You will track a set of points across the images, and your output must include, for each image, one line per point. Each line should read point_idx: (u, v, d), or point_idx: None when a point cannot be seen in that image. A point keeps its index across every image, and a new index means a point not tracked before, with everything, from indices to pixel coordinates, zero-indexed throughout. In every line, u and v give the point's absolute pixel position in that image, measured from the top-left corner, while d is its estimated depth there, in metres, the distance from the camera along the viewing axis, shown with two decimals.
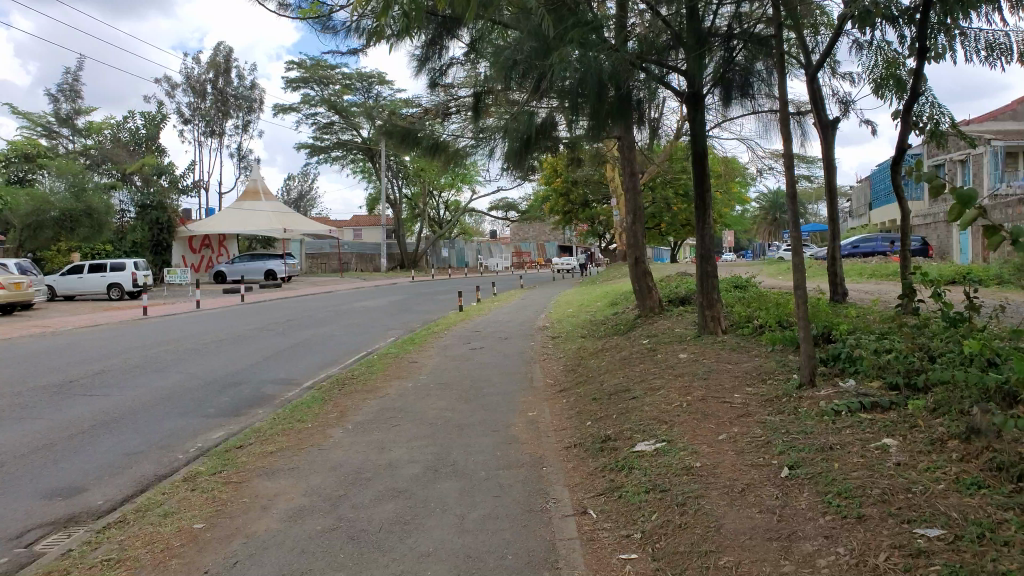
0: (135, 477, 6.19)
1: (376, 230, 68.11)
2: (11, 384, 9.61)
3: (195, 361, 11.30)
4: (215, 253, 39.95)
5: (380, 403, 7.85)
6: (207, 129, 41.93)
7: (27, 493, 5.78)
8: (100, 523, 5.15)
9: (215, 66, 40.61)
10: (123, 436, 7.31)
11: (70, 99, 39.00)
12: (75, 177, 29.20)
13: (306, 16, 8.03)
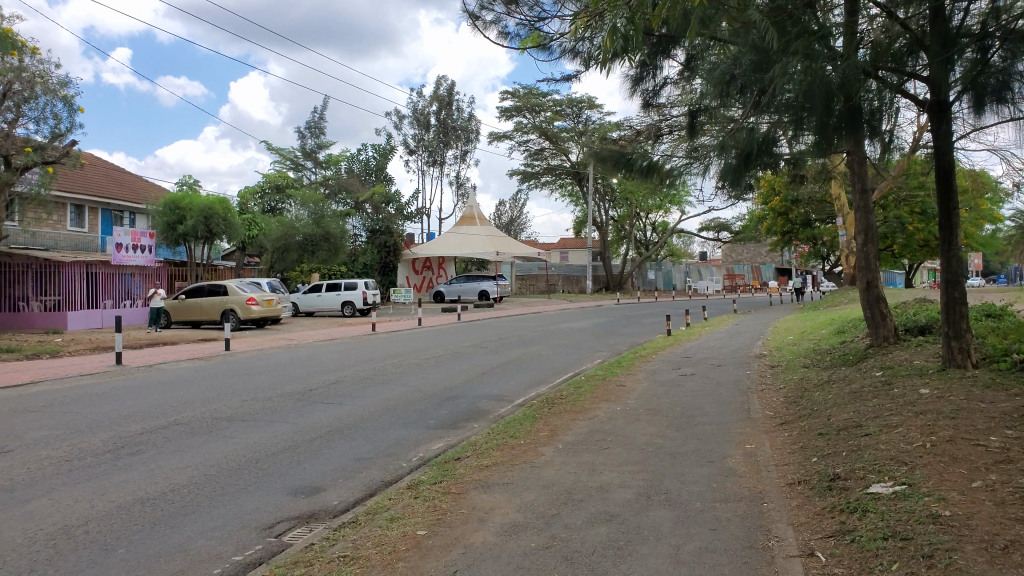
0: (365, 481, 6.68)
1: (584, 253, 69.08)
2: (264, 390, 10.82)
3: (416, 375, 12.05)
4: (434, 273, 42.51)
5: (589, 425, 7.88)
6: (429, 159, 44.93)
7: (276, 488, 6.44)
8: (337, 521, 5.61)
9: (438, 99, 43.65)
10: (355, 442, 7.94)
11: (315, 135, 43.59)
12: (316, 206, 32.49)
13: (526, 45, 8.35)
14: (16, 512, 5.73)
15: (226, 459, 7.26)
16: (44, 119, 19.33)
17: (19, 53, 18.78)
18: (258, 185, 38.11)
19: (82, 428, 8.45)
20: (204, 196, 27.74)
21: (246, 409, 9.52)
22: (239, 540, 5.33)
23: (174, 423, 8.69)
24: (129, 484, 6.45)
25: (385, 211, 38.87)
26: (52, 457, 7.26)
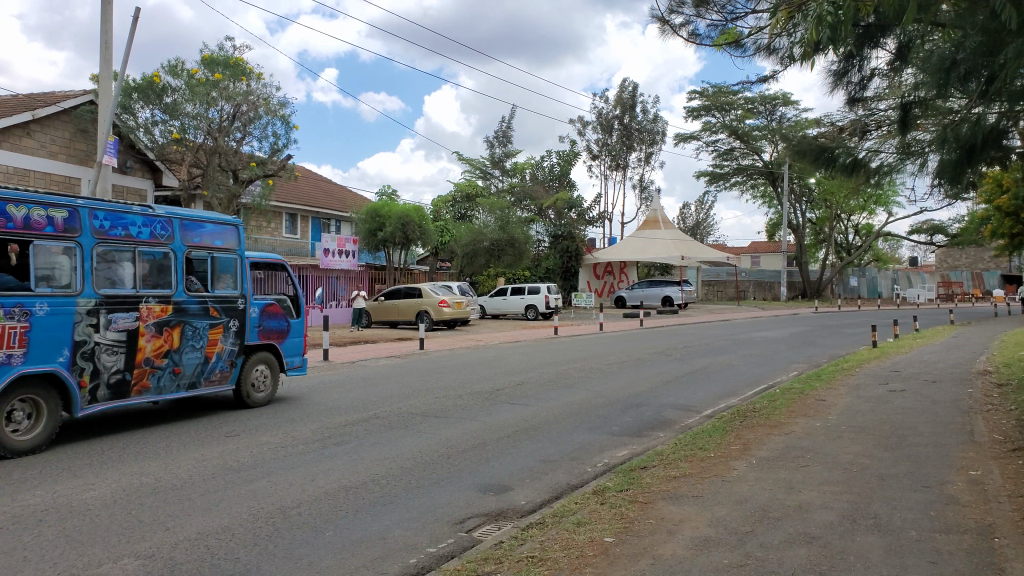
0: (551, 483, 6.74)
1: (777, 258, 65.76)
2: (455, 389, 11.26)
3: (601, 381, 12.02)
4: (617, 279, 42.25)
5: (785, 440, 7.44)
6: (613, 162, 44.80)
7: (466, 485, 6.67)
8: (525, 521, 5.71)
9: (622, 103, 43.53)
10: (540, 444, 8.03)
11: (502, 144, 44.88)
12: (502, 212, 33.41)
13: (719, 44, 8.08)
14: (241, 491, 6.35)
15: (420, 453, 7.63)
16: (266, 138, 21.41)
17: (248, 79, 20.92)
18: (449, 194, 39.89)
19: (295, 418, 9.23)
20: (400, 204, 29.43)
21: (438, 406, 9.95)
22: (433, 532, 5.55)
23: (374, 417, 9.26)
24: (335, 472, 6.95)
25: (569, 217, 39.23)
26: (270, 442, 7.99)
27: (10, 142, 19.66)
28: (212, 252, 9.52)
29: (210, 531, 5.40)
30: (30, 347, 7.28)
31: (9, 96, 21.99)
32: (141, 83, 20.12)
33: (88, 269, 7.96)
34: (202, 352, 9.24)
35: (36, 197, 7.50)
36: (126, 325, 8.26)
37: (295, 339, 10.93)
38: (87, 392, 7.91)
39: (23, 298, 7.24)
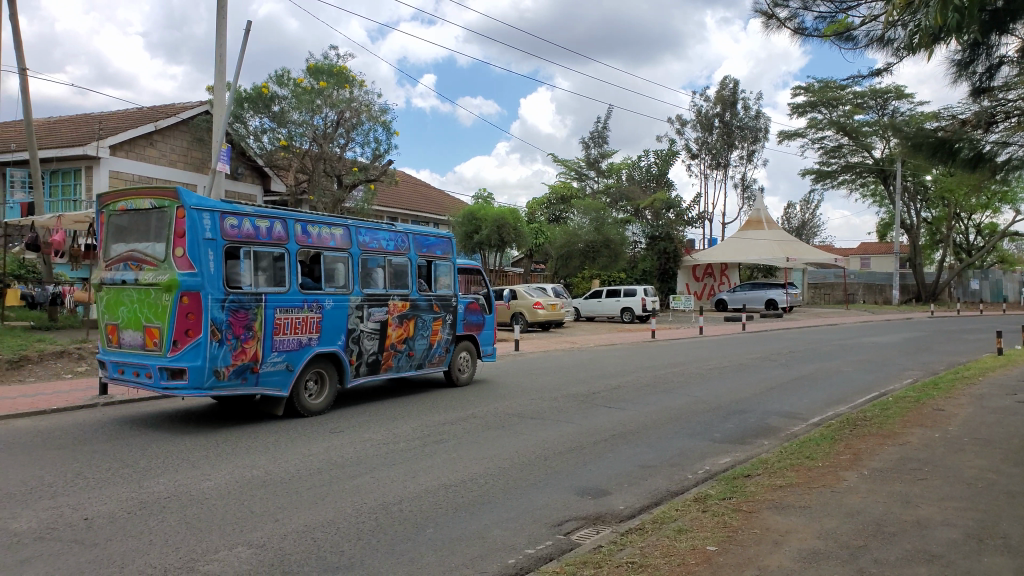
0: (650, 489, 6.62)
1: (889, 259, 62.64)
2: (551, 391, 11.25)
3: (701, 386, 11.73)
4: (716, 280, 41.13)
5: (901, 451, 7.06)
6: (713, 161, 43.81)
7: (564, 487, 6.64)
8: (624, 526, 5.63)
9: (722, 100, 42.54)
10: (638, 449, 7.92)
11: (598, 144, 44.60)
12: (597, 213, 33.10)
13: (828, 36, 7.75)
14: (345, 486, 6.53)
15: (519, 454, 7.65)
16: (368, 143, 22.08)
17: (350, 86, 21.67)
18: (545, 196, 39.96)
19: (395, 416, 9.44)
20: (496, 206, 29.72)
21: (535, 408, 9.95)
22: (531, 533, 5.55)
23: (472, 417, 9.36)
24: (435, 471, 7.06)
25: (666, 217, 38.56)
26: (372, 440, 8.21)
27: (135, 151, 21.02)
28: (433, 260, 11.72)
29: (317, 524, 5.58)
30: (322, 332, 9.64)
31: (135, 108, 23.52)
32: (251, 93, 21.16)
33: (355, 274, 10.28)
34: (428, 339, 11.50)
35: (325, 219, 9.87)
36: (379, 317, 10.58)
37: (489, 332, 13.03)
38: (352, 368, 10.24)
39: (319, 296, 9.58)
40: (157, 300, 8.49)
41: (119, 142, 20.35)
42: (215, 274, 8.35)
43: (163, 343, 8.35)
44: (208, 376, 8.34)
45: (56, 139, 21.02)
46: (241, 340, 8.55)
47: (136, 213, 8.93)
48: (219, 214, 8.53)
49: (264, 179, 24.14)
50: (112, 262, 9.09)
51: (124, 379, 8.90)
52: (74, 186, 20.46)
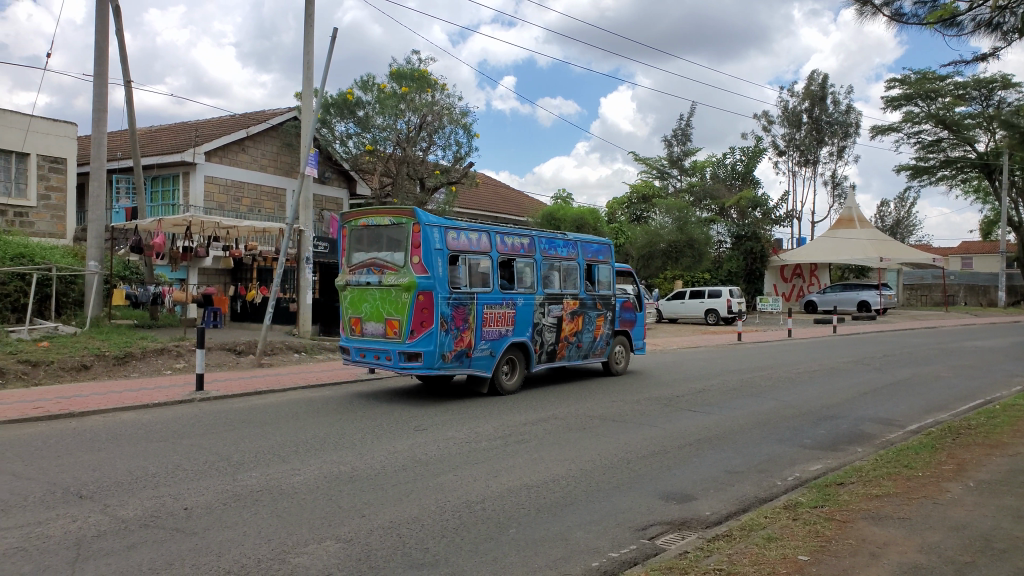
0: (738, 495, 6.46)
1: (993, 258, 59.31)
2: (633, 393, 11.14)
3: (789, 390, 11.38)
4: (806, 281, 40.13)
5: (1009, 463, 6.65)
6: (801, 158, 42.48)
7: (648, 491, 6.54)
8: (711, 532, 5.50)
9: (811, 95, 41.25)
10: (724, 454, 7.73)
11: (681, 142, 43.83)
12: (680, 212, 32.49)
13: (930, 23, 7.39)
14: (429, 484, 6.61)
15: (601, 457, 7.59)
16: (449, 146, 22.34)
17: (433, 90, 21.94)
18: (626, 195, 39.48)
19: (477, 415, 9.52)
20: (576, 206, 29.65)
21: (617, 410, 9.88)
22: (614, 537, 5.48)
23: (553, 418, 9.36)
24: (517, 471, 7.07)
25: (753, 216, 37.37)
26: (456, 438, 8.30)
27: (229, 157, 21.90)
28: (596, 263, 13.16)
29: (402, 521, 5.66)
30: (514, 324, 11.31)
31: (229, 116, 24.54)
32: (337, 100, 21.75)
33: (539, 275, 11.84)
34: (593, 333, 12.95)
35: (516, 230, 11.48)
36: (556, 313, 12.10)
37: (639, 328, 14.35)
38: (535, 355, 11.82)
39: (514, 294, 11.23)
40: (396, 298, 10.42)
41: (214, 148, 21.25)
42: (443, 277, 10.17)
43: (403, 332, 10.26)
44: (438, 359, 10.19)
45: (156, 147, 22.12)
46: (462, 330, 10.35)
47: (374, 228, 10.86)
48: (445, 228, 10.34)
49: (350, 183, 25.01)
50: (353, 267, 11.09)
51: (364, 361, 10.90)
52: (173, 191, 21.48)
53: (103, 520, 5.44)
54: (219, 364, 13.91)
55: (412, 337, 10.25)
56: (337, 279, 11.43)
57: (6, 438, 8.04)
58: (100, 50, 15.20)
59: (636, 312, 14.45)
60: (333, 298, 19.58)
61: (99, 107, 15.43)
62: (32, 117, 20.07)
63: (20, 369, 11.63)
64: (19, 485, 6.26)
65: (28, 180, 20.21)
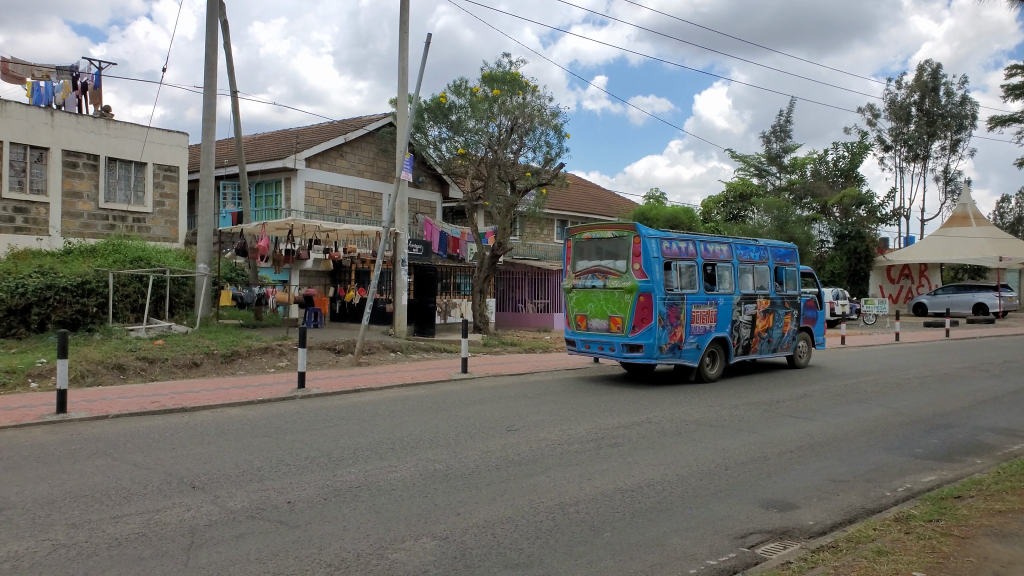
0: (843, 505, 6.18)
1: None
2: (730, 397, 10.85)
3: (899, 396, 10.82)
4: (915, 282, 37.98)
5: None
6: (910, 153, 40.45)
7: (747, 498, 6.35)
8: (815, 543, 5.29)
9: (921, 86, 39.50)
10: (828, 462, 7.42)
11: (780, 139, 42.40)
12: (779, 211, 31.67)
13: None
14: (522, 484, 6.62)
15: (698, 462, 7.42)
16: (539, 148, 22.38)
17: (524, 92, 21.95)
18: (722, 194, 38.43)
19: (569, 417, 9.49)
20: (669, 206, 29.24)
21: (714, 415, 9.65)
22: (712, 544, 5.35)
23: (647, 422, 9.22)
24: (611, 474, 7.00)
25: (858, 215, 35.99)
26: (549, 439, 8.29)
27: (328, 163, 22.64)
28: (784, 266, 14.61)
29: (496, 520, 5.69)
30: (715, 321, 12.97)
31: (328, 123, 25.39)
32: (432, 105, 22.85)
33: (736, 278, 13.48)
34: (782, 329, 14.40)
35: (715, 238, 13.15)
36: (750, 311, 13.69)
37: (821, 327, 15.64)
38: (733, 349, 13.45)
39: (716, 295, 12.92)
40: (619, 298, 12.43)
41: (314, 154, 22.04)
42: (661, 280, 12.06)
43: (626, 326, 12.24)
44: (656, 350, 12.07)
45: (261, 154, 23.10)
46: (675, 326, 12.17)
47: (598, 240, 12.96)
48: (661, 239, 12.23)
49: (442, 186, 25.91)
50: (579, 273, 13.25)
51: (589, 351, 13.01)
52: (276, 197, 22.39)
53: (214, 510, 5.70)
54: (320, 363, 14.40)
55: (633, 331, 12.20)
56: (563, 282, 13.63)
57: (125, 430, 8.54)
58: (209, 62, 16.01)
59: (818, 311, 15.77)
60: (425, 297, 19.83)
61: (209, 117, 16.26)
62: (149, 128, 21.34)
63: (138, 366, 12.36)
64: (138, 474, 6.64)
65: (145, 188, 21.48)
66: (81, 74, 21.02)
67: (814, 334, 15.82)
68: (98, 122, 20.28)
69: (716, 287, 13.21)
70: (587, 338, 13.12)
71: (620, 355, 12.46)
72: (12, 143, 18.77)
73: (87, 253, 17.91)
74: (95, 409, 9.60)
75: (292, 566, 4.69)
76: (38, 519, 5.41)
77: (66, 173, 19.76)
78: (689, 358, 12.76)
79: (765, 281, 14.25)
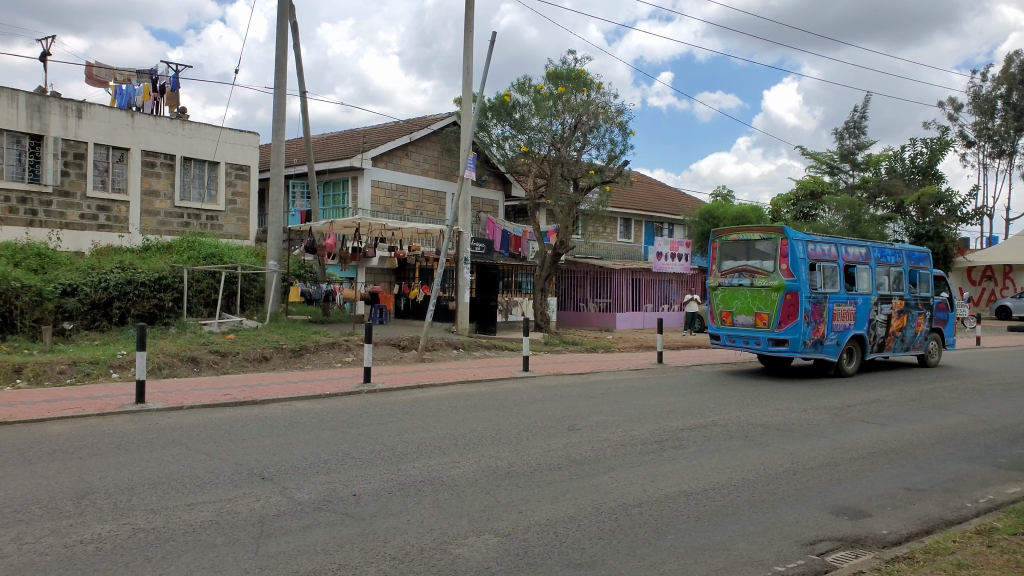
0: (920, 515, 5.95)
1: None
2: (799, 401, 10.56)
3: (979, 403, 10.36)
4: (997, 284, 36.41)
5: None
6: (995, 149, 38.67)
7: (816, 504, 6.17)
8: (889, 553, 5.10)
9: (1008, 78, 37.78)
10: (903, 470, 7.15)
11: (854, 135, 41.09)
12: (851, 209, 30.68)
13: None
14: (585, 484, 6.58)
15: (765, 466, 7.25)
16: (603, 145, 22.23)
17: (588, 88, 21.89)
18: (791, 192, 37.53)
19: (632, 418, 9.40)
20: (736, 204, 28.71)
21: (782, 418, 9.41)
22: (780, 550, 5.21)
23: (712, 424, 9.06)
24: (675, 476, 6.89)
25: (936, 213, 35.36)
26: (611, 439, 8.23)
27: (393, 162, 22.96)
28: (917, 269, 15.44)
29: (558, 519, 5.67)
30: (853, 319, 13.85)
31: (393, 123, 25.74)
32: (495, 103, 22.64)
33: (874, 279, 14.36)
34: (914, 328, 15.24)
35: (855, 242, 14.01)
36: (886, 311, 14.60)
37: (950, 327, 16.42)
38: (869, 346, 14.37)
39: (856, 295, 13.82)
40: (765, 296, 13.33)
41: (380, 154, 22.39)
42: (806, 280, 12.94)
43: (772, 322, 13.16)
44: (802, 344, 12.98)
45: (329, 154, 23.58)
46: (819, 323, 13.06)
47: (743, 241, 13.83)
48: (807, 241, 13.08)
49: (505, 185, 26.02)
50: (723, 271, 14.14)
51: (733, 345, 13.96)
52: (343, 195, 22.83)
53: (282, 500, 5.83)
54: (385, 358, 14.62)
55: (780, 326, 13.12)
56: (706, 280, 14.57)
57: (198, 421, 8.82)
58: (280, 64, 16.42)
59: (949, 312, 16.59)
60: (488, 296, 19.99)
61: (279, 117, 16.68)
62: (222, 128, 22.02)
63: (211, 359, 12.77)
64: (210, 464, 6.86)
65: (218, 186, 22.17)
66: (159, 76, 21.81)
67: (944, 335, 16.61)
68: (174, 123, 21.03)
69: (855, 288, 14.11)
70: (731, 332, 14.06)
71: (765, 348, 13.41)
72: (95, 144, 19.62)
73: (163, 250, 18.60)
74: (171, 400, 9.96)
75: (357, 558, 4.76)
76: (117, 503, 5.64)
77: (145, 173, 20.55)
78: (828, 353, 13.67)
79: (900, 283, 15.10)
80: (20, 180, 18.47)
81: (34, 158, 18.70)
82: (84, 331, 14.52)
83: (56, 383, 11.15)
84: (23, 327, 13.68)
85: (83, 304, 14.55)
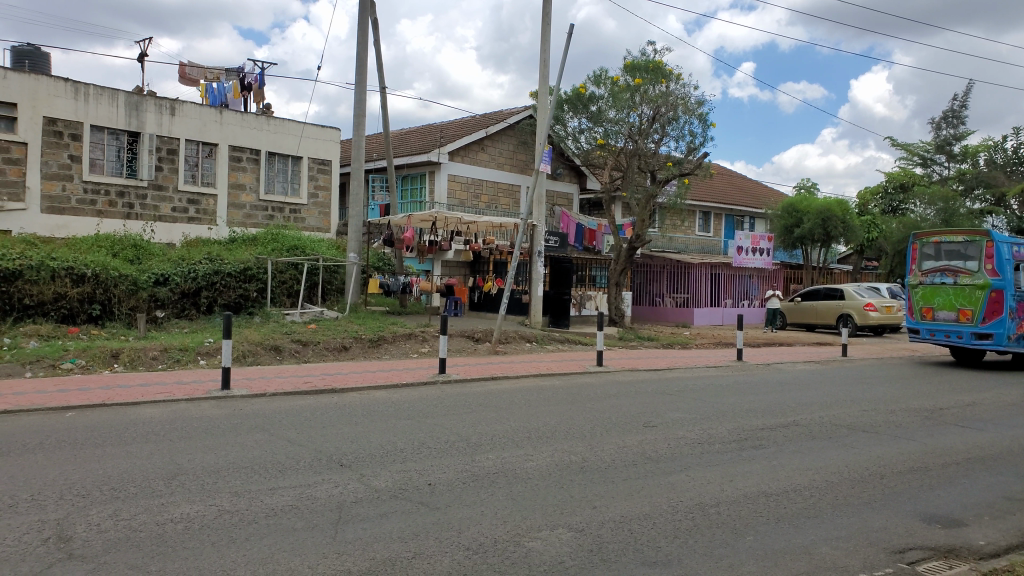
0: (1020, 527, 5.61)
1: None
2: (888, 402, 10.12)
3: None
4: None
5: None
6: None
7: (905, 510, 5.90)
8: (987, 566, 4.83)
9: None
10: (1001, 478, 6.77)
11: (951, 125, 39.15)
12: (946, 202, 29.34)
13: None
14: (661, 481, 6.48)
15: (849, 469, 6.98)
16: (682, 137, 21.88)
17: (667, 80, 21.48)
18: (880, 184, 36.17)
19: (710, 415, 9.21)
20: (822, 198, 27.78)
21: (868, 419, 9.05)
22: (866, 557, 5.00)
23: (794, 424, 8.78)
24: (755, 476, 6.71)
25: None
26: (688, 437, 8.08)
27: (469, 156, 23.13)
28: None
29: (633, 516, 5.60)
30: None
31: (470, 116, 25.92)
32: (572, 96, 22.73)
33: None
34: None
35: None
36: None
37: None
38: None
39: None
40: (969, 294, 14.81)
41: (457, 148, 22.60)
42: (1011, 280, 14.34)
43: (976, 317, 14.59)
44: (1006, 338, 14.32)
45: (407, 148, 23.94)
46: (1022, 319, 14.41)
47: (945, 245, 15.39)
48: (1012, 244, 14.51)
49: (580, 178, 25.84)
50: (924, 271, 15.74)
51: (934, 338, 15.45)
52: (420, 189, 23.15)
53: (360, 487, 5.95)
54: (459, 350, 14.77)
55: (983, 321, 14.54)
56: (906, 279, 16.21)
57: (281, 408, 9.10)
58: (361, 59, 16.73)
59: None
60: (561, 289, 19.81)
61: (360, 112, 17.01)
62: (305, 124, 22.64)
63: (293, 348, 13.15)
64: (292, 449, 7.06)
65: (301, 180, 22.81)
66: (247, 74, 22.55)
67: None
68: (260, 119, 21.73)
69: None
70: (931, 326, 15.56)
71: (967, 342, 14.83)
72: (187, 140, 20.46)
73: (249, 242, 19.27)
74: (256, 387, 10.31)
75: (431, 547, 4.80)
76: (205, 485, 5.86)
77: (232, 167, 21.31)
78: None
79: None
80: (118, 175, 19.42)
81: (131, 154, 19.65)
82: (174, 319, 15.19)
83: (149, 368, 11.71)
84: (120, 315, 14.39)
85: (174, 293, 15.21)
